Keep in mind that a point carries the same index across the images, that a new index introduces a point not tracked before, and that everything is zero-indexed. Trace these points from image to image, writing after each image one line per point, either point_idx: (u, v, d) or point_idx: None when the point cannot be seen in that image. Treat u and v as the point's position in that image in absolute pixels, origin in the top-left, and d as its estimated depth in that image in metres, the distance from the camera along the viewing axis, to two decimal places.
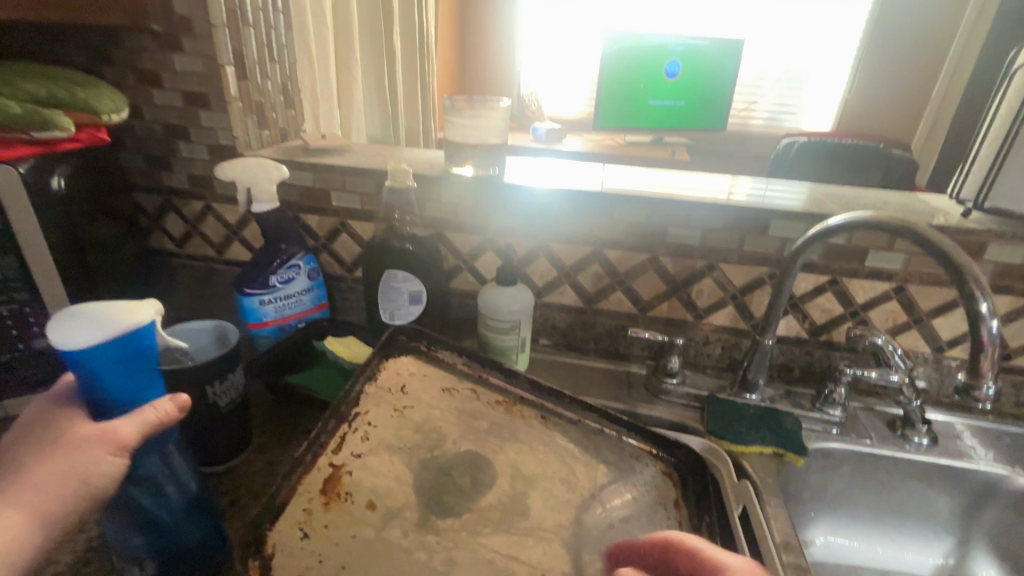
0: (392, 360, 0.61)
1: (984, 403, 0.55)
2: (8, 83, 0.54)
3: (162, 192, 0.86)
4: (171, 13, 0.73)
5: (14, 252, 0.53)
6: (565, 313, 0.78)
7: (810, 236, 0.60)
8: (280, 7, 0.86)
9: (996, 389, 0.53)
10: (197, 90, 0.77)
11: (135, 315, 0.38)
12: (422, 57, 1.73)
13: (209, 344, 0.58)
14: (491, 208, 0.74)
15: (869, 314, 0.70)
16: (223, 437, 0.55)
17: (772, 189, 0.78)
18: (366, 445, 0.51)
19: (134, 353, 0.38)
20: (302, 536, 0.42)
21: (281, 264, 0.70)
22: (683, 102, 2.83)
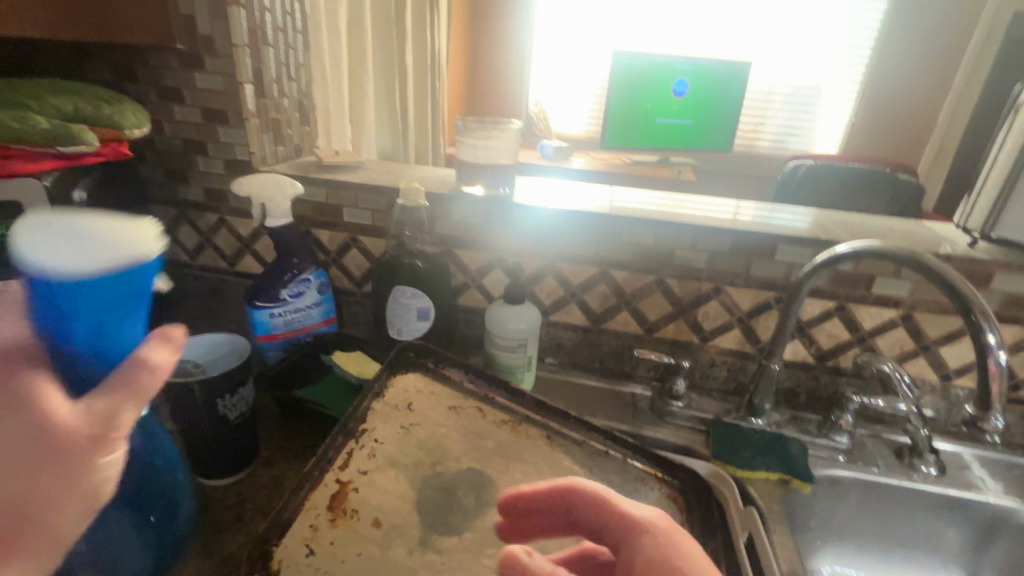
0: (398, 376, 0.61)
1: (992, 435, 0.55)
2: (37, 99, 0.56)
3: (178, 204, 0.87)
4: (195, 33, 0.75)
5: None
6: (572, 333, 0.78)
7: (817, 262, 0.60)
8: (300, 28, 0.88)
9: (1004, 422, 0.54)
10: (217, 107, 0.79)
11: (141, 242, 0.30)
12: (433, 76, 1.77)
13: (224, 357, 0.57)
14: (501, 227, 0.75)
15: (875, 340, 0.70)
16: (229, 450, 0.55)
17: (777, 214, 0.79)
18: (372, 461, 0.51)
19: (133, 293, 0.30)
20: (308, 553, 0.42)
21: (292, 278, 0.71)
22: (690, 122, 2.86)
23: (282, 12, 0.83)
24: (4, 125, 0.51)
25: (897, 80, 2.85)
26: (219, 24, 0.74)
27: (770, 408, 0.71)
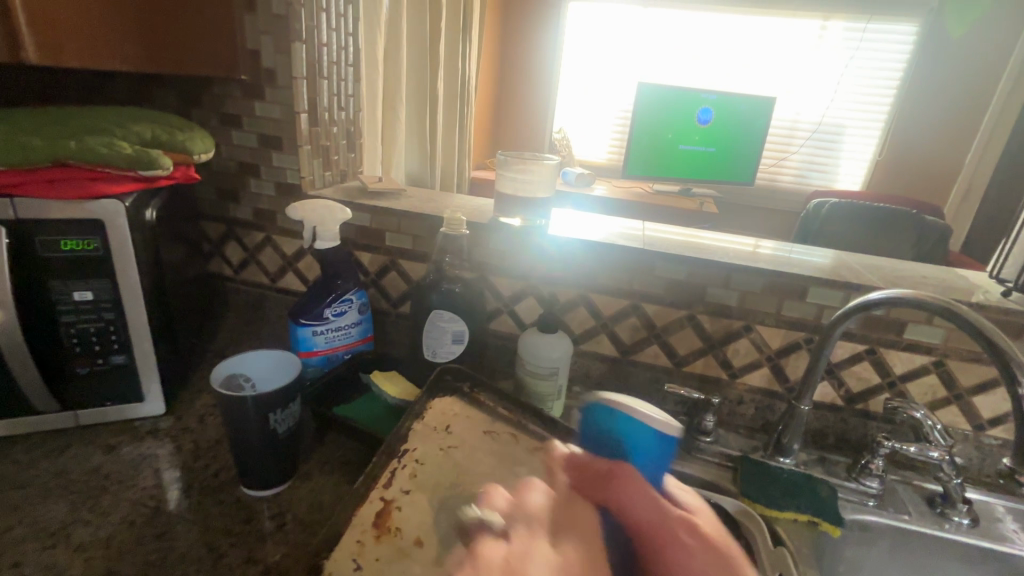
0: (436, 399, 0.64)
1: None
2: (121, 126, 0.60)
3: (228, 221, 0.92)
4: (260, 66, 0.80)
5: (109, 275, 0.59)
6: (601, 363, 0.80)
7: (850, 307, 0.62)
8: (353, 62, 0.94)
9: None
10: (273, 133, 0.84)
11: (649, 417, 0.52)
12: (461, 104, 1.83)
13: (279, 372, 0.61)
14: (537, 258, 0.78)
15: (906, 386, 0.70)
16: (275, 464, 0.57)
17: (800, 251, 0.82)
18: (414, 481, 0.53)
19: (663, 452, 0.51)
20: (355, 568, 0.44)
21: (335, 298, 0.74)
22: (714, 149, 2.89)
23: (338, 47, 0.88)
24: (95, 150, 0.56)
25: (921, 121, 2.86)
26: (283, 58, 0.79)
27: (798, 448, 0.71)
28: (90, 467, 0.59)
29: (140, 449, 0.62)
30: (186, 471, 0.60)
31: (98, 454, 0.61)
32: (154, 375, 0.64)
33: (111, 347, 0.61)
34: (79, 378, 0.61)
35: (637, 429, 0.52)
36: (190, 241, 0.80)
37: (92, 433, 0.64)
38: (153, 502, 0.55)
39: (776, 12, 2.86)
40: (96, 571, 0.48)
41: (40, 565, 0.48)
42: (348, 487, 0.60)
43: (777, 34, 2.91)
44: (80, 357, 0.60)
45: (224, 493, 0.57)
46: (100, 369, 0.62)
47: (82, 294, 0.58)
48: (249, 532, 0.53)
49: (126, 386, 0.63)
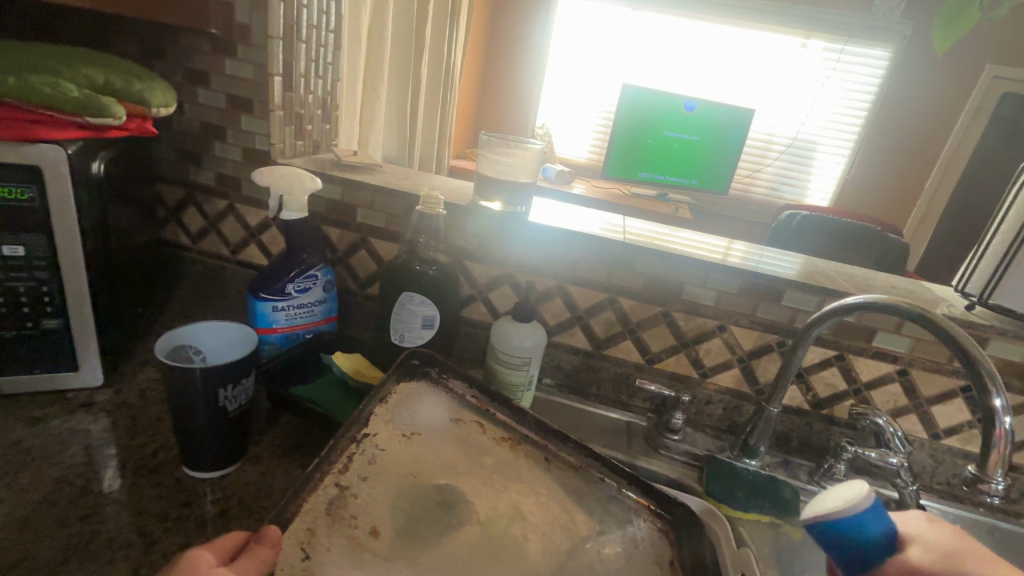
0: (402, 384, 0.60)
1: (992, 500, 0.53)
2: (71, 67, 0.55)
3: (187, 185, 0.86)
4: (233, 21, 0.75)
5: (45, 229, 0.53)
6: (573, 356, 0.78)
7: (826, 311, 0.62)
8: (335, 27, 0.89)
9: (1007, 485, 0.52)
10: (243, 95, 0.79)
11: None
12: (445, 88, 1.79)
13: (232, 346, 0.57)
14: (513, 244, 0.76)
15: (870, 393, 0.71)
16: (224, 444, 0.53)
17: (769, 254, 0.82)
18: (372, 467, 0.50)
19: None
20: (303, 557, 0.41)
21: (299, 273, 0.70)
22: (697, 138, 2.89)
23: (318, 10, 0.83)
24: (35, 89, 0.51)
25: (889, 142, 2.95)
26: (259, 15, 0.74)
27: (765, 450, 0.71)
28: (10, 440, 0.54)
29: (71, 423, 0.57)
30: (121, 449, 0.55)
31: (22, 427, 0.55)
32: (92, 344, 0.59)
33: (44, 310, 0.56)
34: (4, 342, 0.55)
35: None
36: (142, 203, 0.74)
37: (19, 403, 0.58)
38: (81, 482, 0.51)
39: (761, 25, 2.92)
40: (6, 557, 0.43)
41: None
42: (300, 473, 0.56)
43: (760, 46, 2.97)
44: (6, 319, 0.54)
45: (162, 474, 0.53)
46: (29, 334, 0.56)
47: (12, 249, 0.53)
48: (187, 517, 0.49)
49: (58, 354, 0.58)
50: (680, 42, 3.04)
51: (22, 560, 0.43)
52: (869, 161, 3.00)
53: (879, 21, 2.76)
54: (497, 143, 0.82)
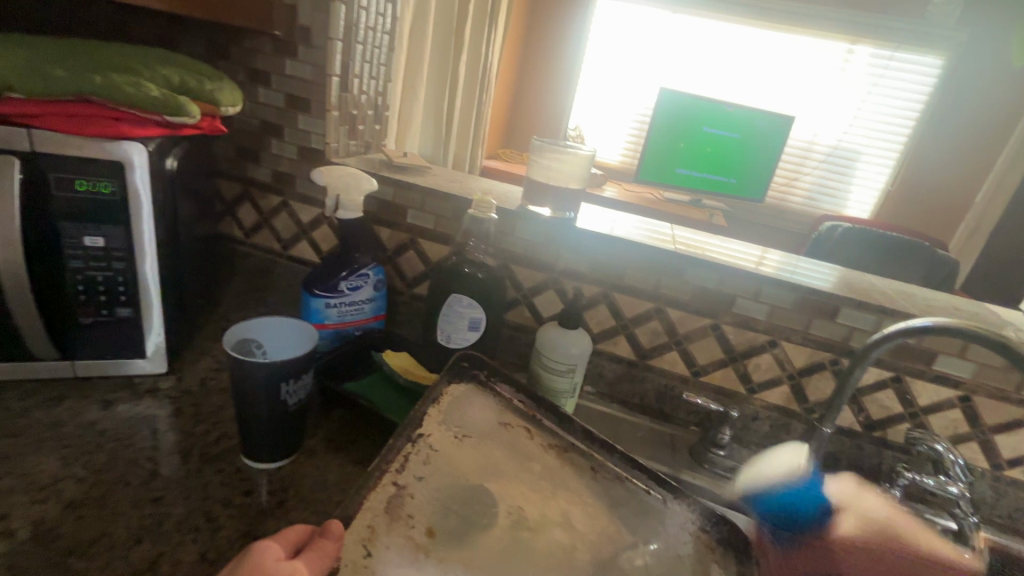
0: (452, 385, 0.61)
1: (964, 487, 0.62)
2: (150, 68, 0.58)
3: (244, 181, 0.89)
4: (295, 23, 0.77)
5: (122, 223, 0.56)
6: (616, 365, 0.78)
7: (888, 333, 0.60)
8: (389, 30, 0.90)
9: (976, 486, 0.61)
10: (301, 95, 0.81)
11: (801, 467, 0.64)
12: (482, 89, 1.79)
13: (291, 342, 0.58)
14: (561, 250, 0.76)
15: (928, 418, 0.69)
16: (283, 436, 0.54)
17: (810, 266, 0.80)
18: (427, 468, 0.51)
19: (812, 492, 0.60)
20: (366, 554, 0.42)
21: (352, 272, 0.71)
22: (737, 135, 2.81)
23: (376, 13, 0.85)
24: (118, 87, 0.52)
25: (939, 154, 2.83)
26: (320, 18, 0.76)
27: None
28: (85, 422, 0.56)
29: (139, 408, 0.59)
30: (185, 436, 0.57)
31: (94, 409, 0.58)
32: (159, 332, 0.61)
33: (118, 298, 0.58)
34: (81, 328, 0.58)
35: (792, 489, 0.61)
36: (205, 198, 0.77)
37: (91, 385, 0.61)
38: (150, 465, 0.53)
39: (806, 31, 2.83)
40: (85, 533, 0.45)
41: (28, 520, 0.45)
42: (353, 469, 0.57)
43: (803, 52, 2.89)
44: (85, 306, 0.57)
45: (223, 462, 0.55)
46: (104, 321, 0.59)
47: (93, 240, 0.56)
48: (248, 505, 0.51)
49: (129, 340, 0.61)
50: (720, 47, 2.98)
51: (100, 537, 0.45)
52: (916, 173, 2.89)
53: (933, 27, 2.65)
54: (547, 149, 0.82)
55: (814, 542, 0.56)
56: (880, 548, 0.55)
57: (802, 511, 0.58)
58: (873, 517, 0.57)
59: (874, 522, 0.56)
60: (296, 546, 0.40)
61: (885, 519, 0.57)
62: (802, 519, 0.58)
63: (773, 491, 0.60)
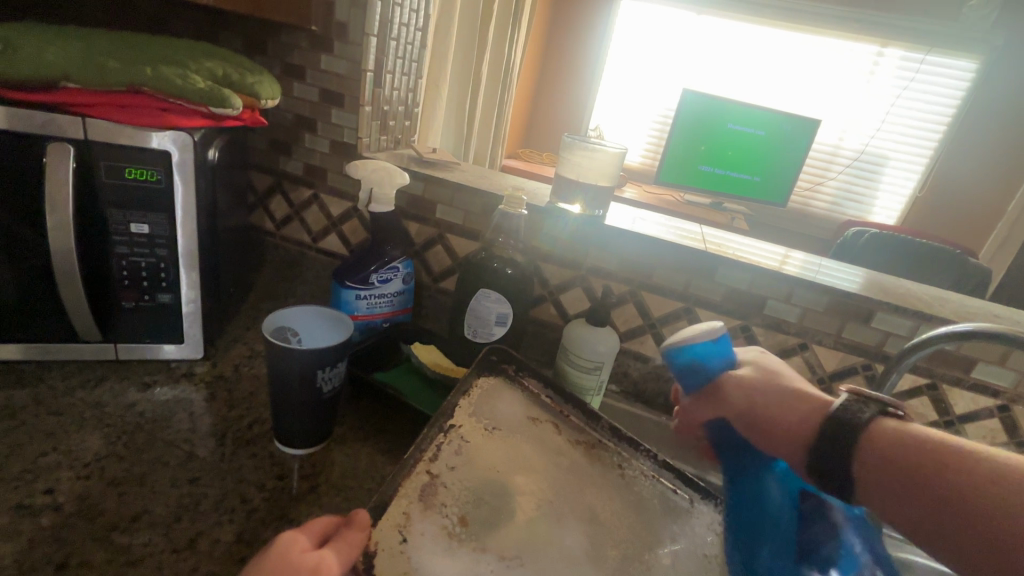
0: (482, 378, 0.61)
1: None
2: (194, 61, 0.59)
3: (276, 174, 0.91)
4: (331, 18, 0.78)
5: (166, 211, 0.58)
6: (642, 364, 0.77)
7: (926, 338, 0.59)
8: (421, 27, 0.91)
9: None
10: (335, 90, 0.82)
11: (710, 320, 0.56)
12: (504, 87, 1.80)
13: (325, 331, 0.59)
14: (590, 247, 0.76)
15: (965, 427, 0.67)
16: (316, 422, 0.55)
17: (844, 269, 0.79)
18: (458, 458, 0.51)
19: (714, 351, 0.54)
20: (401, 540, 0.42)
21: (382, 264, 0.72)
22: (762, 133, 2.76)
23: (410, 9, 0.86)
24: (169, 80, 0.54)
25: (972, 161, 2.73)
26: (357, 14, 0.77)
27: None
28: (125, 403, 0.58)
29: (175, 392, 0.61)
30: (220, 419, 0.58)
31: (133, 391, 0.60)
32: (197, 318, 0.63)
33: (159, 285, 0.60)
34: (123, 312, 0.60)
35: (700, 347, 0.54)
36: (240, 189, 0.78)
37: (130, 369, 0.63)
38: (187, 446, 0.54)
39: (834, 33, 2.78)
40: (128, 509, 0.47)
41: (74, 495, 0.47)
42: (383, 458, 0.58)
43: (832, 53, 2.83)
44: (127, 291, 0.59)
45: (257, 447, 0.56)
46: (145, 306, 0.61)
47: (138, 227, 0.57)
48: (282, 489, 0.52)
49: (167, 325, 0.62)
50: (746, 48, 2.95)
51: (142, 513, 0.46)
52: (946, 179, 2.79)
53: (968, 30, 2.58)
54: (577, 146, 0.82)
55: (725, 384, 0.52)
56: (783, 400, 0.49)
57: (706, 363, 0.54)
58: (767, 369, 0.52)
59: (771, 372, 0.52)
60: (322, 537, 0.41)
61: (780, 368, 0.53)
62: (710, 368, 0.54)
63: (687, 343, 0.55)
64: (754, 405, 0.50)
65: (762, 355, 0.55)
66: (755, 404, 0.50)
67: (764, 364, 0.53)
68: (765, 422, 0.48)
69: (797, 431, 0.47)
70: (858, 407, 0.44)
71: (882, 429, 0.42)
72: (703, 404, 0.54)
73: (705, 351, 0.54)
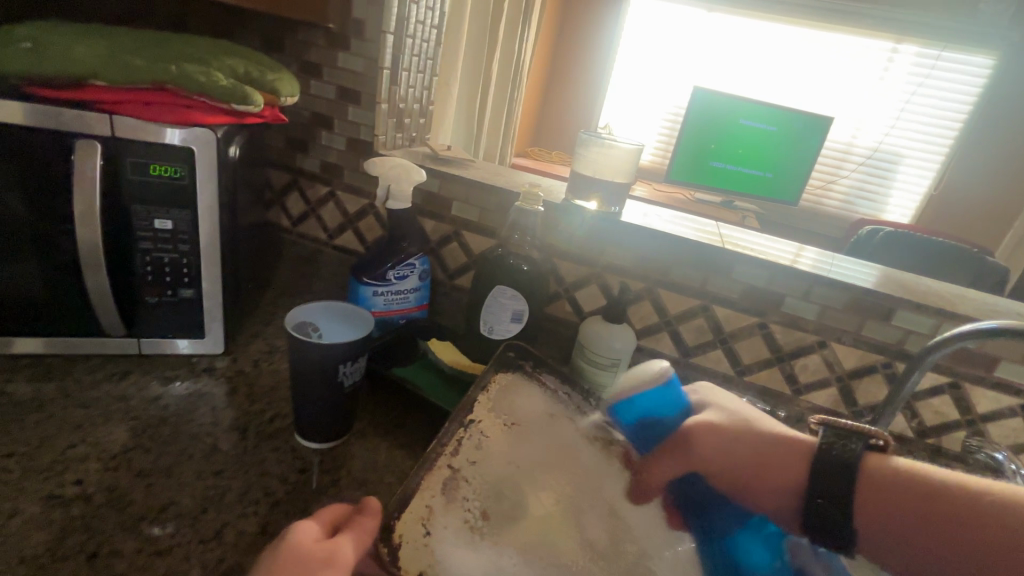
0: (500, 374, 0.62)
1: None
2: (216, 58, 0.59)
3: (293, 171, 0.92)
4: (349, 16, 0.79)
5: (189, 207, 0.58)
6: (658, 361, 0.77)
7: (949, 335, 0.58)
8: (437, 24, 0.91)
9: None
10: (353, 88, 0.83)
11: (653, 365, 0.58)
12: (514, 84, 1.80)
13: (345, 326, 0.60)
14: (606, 244, 0.76)
15: (986, 426, 0.67)
16: (337, 417, 0.56)
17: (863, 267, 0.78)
18: (479, 453, 0.51)
19: (660, 399, 0.55)
20: (425, 533, 0.43)
21: (399, 261, 0.73)
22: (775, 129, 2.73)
23: (426, 6, 0.86)
24: (192, 77, 0.55)
25: (988, 158, 2.70)
26: (374, 11, 0.77)
27: None
28: (149, 396, 0.59)
29: (197, 386, 0.62)
30: (242, 413, 0.59)
31: (157, 385, 0.61)
32: (218, 313, 0.64)
33: (182, 280, 0.61)
34: (147, 306, 0.61)
35: (644, 398, 0.55)
36: (258, 186, 0.79)
37: (153, 363, 0.64)
38: (210, 439, 0.55)
39: (848, 29, 2.75)
40: (156, 500, 0.47)
41: (102, 486, 0.48)
42: (402, 452, 0.58)
43: (846, 50, 2.80)
44: (151, 286, 0.60)
45: (279, 440, 0.57)
46: (168, 301, 0.61)
47: (162, 223, 0.58)
48: (304, 482, 0.52)
49: (190, 320, 0.63)
50: (758, 45, 2.92)
51: (168, 505, 0.47)
52: (962, 178, 2.76)
53: (987, 25, 2.54)
54: (593, 143, 0.82)
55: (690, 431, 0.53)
56: (761, 452, 0.52)
57: (660, 418, 0.55)
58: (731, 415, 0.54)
59: (737, 416, 0.54)
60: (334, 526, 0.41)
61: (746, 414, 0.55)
62: (665, 420, 0.55)
63: (630, 395, 0.56)
64: (728, 462, 0.51)
65: (711, 395, 0.58)
66: (731, 457, 0.52)
67: (729, 410, 0.55)
68: (751, 481, 0.51)
69: (778, 482, 0.50)
70: (845, 444, 0.49)
71: (878, 465, 0.48)
72: (665, 458, 0.53)
73: (653, 402, 0.55)
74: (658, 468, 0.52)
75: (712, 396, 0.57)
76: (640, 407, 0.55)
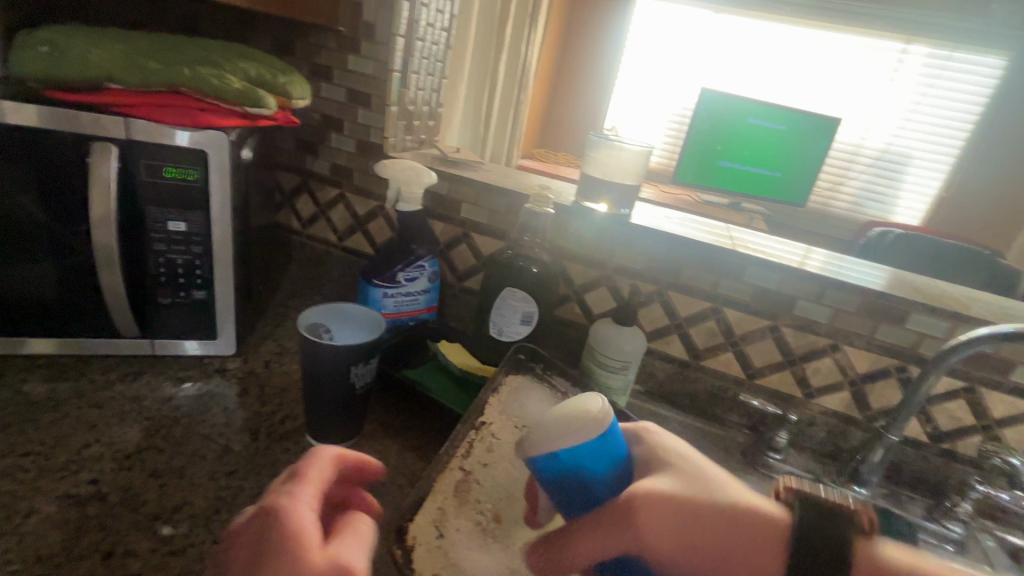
0: (511, 376, 0.62)
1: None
2: (229, 61, 0.60)
3: (303, 173, 0.92)
4: (359, 19, 0.79)
5: (203, 209, 0.59)
6: (668, 364, 0.77)
7: (964, 340, 0.57)
8: (447, 27, 0.92)
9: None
10: (362, 90, 0.83)
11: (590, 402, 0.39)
12: (521, 85, 1.80)
13: (356, 328, 0.60)
14: (616, 246, 0.75)
15: (1003, 431, 0.66)
16: (348, 418, 0.56)
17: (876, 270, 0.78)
18: (491, 455, 0.51)
19: (599, 450, 0.39)
20: (438, 535, 0.43)
21: (409, 263, 0.73)
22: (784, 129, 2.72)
23: (436, 9, 0.86)
24: (205, 81, 0.55)
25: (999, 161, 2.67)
26: (385, 14, 0.78)
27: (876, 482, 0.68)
28: (161, 397, 0.59)
29: (209, 387, 0.62)
30: (253, 414, 0.59)
31: (169, 386, 0.61)
32: (230, 315, 0.64)
33: (195, 281, 0.61)
34: (161, 308, 0.62)
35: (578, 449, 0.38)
36: (269, 188, 0.79)
37: (166, 364, 0.64)
38: (222, 440, 0.55)
39: (857, 30, 2.73)
40: (168, 501, 0.48)
41: (115, 486, 0.48)
42: (412, 454, 0.58)
43: (855, 50, 2.78)
44: (165, 288, 0.61)
45: (290, 442, 0.57)
46: (180, 302, 0.62)
47: (176, 225, 0.59)
48: None
49: (202, 322, 0.64)
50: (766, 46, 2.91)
51: (181, 506, 0.47)
52: (972, 180, 2.74)
53: (998, 25, 2.52)
54: (602, 144, 0.81)
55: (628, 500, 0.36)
56: (723, 527, 0.35)
57: (592, 477, 0.38)
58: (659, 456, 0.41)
59: (688, 475, 0.38)
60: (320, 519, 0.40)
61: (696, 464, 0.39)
62: (594, 485, 0.38)
63: (557, 449, 0.38)
64: (685, 550, 0.34)
65: (651, 439, 0.43)
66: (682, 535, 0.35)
67: (683, 469, 0.39)
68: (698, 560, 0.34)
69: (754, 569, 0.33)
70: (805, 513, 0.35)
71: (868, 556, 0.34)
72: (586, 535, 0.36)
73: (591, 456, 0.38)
74: (578, 547, 0.35)
75: (656, 445, 0.41)
76: (582, 463, 0.38)
